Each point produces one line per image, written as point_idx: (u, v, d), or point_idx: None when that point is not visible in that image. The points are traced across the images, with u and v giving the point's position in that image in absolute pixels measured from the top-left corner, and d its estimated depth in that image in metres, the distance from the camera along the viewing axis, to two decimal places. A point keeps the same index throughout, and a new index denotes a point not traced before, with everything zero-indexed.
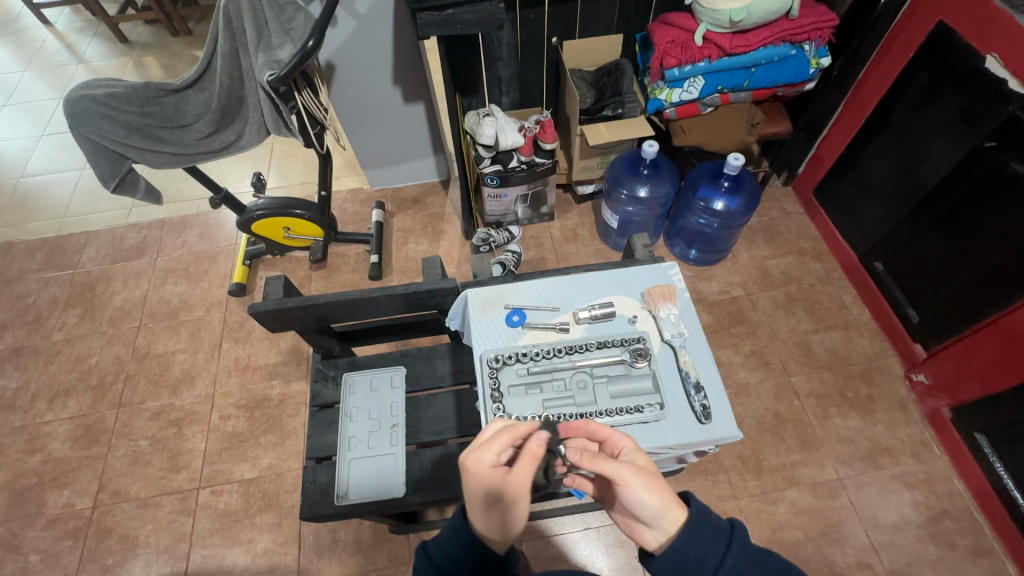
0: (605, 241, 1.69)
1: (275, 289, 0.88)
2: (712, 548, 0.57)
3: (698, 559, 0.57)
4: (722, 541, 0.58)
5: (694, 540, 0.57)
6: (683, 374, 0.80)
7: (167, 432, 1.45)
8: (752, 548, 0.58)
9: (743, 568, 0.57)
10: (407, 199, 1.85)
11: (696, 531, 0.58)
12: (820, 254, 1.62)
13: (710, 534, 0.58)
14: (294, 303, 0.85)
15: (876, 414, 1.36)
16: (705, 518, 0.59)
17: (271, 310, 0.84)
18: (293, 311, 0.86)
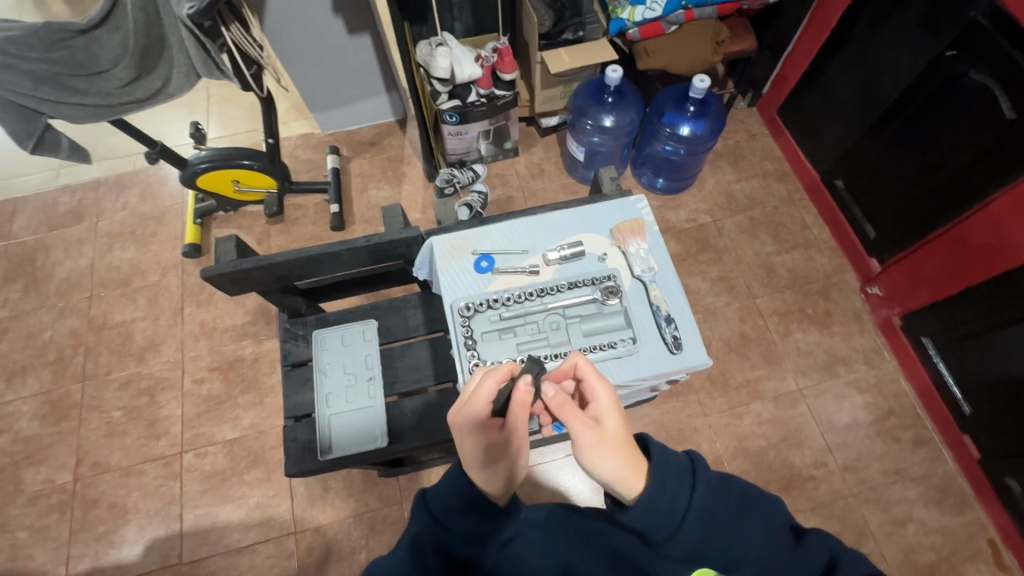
0: (572, 175, 1.65)
1: (227, 251, 0.83)
2: (680, 488, 0.57)
3: (668, 506, 0.57)
4: (687, 478, 0.58)
5: (664, 486, 0.57)
6: (654, 308, 0.81)
7: (139, 401, 1.42)
8: (715, 479, 0.59)
9: (708, 504, 0.57)
10: (363, 141, 1.75)
11: (663, 475, 0.57)
12: (783, 175, 1.64)
13: (676, 474, 0.58)
14: (249, 265, 0.80)
15: (833, 326, 1.43)
16: (668, 460, 0.58)
17: (225, 273, 0.80)
18: (249, 273, 0.82)
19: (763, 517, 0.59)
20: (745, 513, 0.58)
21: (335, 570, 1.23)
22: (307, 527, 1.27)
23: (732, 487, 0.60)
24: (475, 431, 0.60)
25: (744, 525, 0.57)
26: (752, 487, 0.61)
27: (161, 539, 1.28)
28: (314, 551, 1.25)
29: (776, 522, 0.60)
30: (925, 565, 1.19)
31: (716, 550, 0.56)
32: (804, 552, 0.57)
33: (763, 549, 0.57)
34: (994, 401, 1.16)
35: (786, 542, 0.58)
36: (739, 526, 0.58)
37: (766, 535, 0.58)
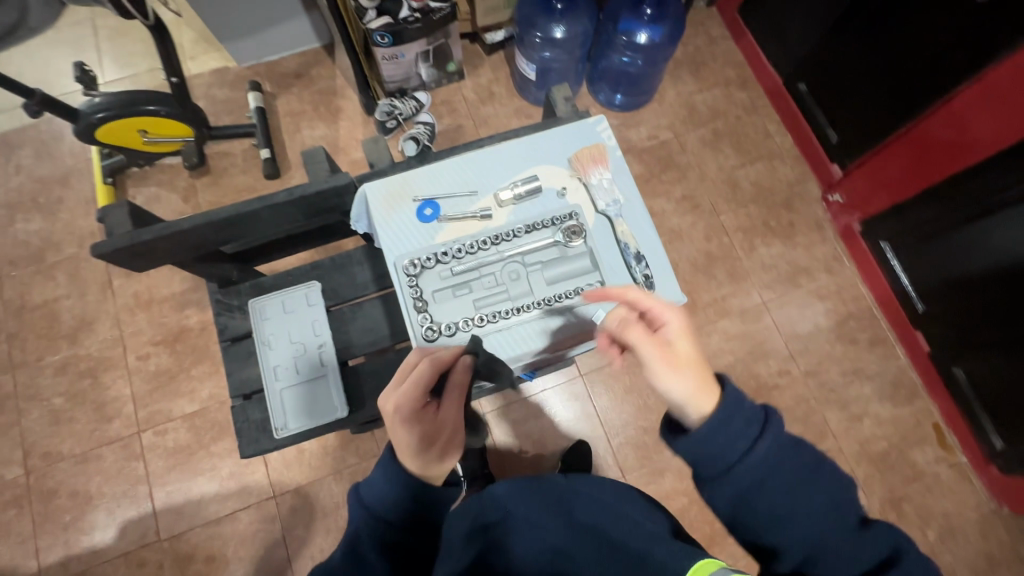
0: (525, 97, 1.52)
1: (120, 221, 0.72)
2: (741, 438, 0.58)
3: (724, 450, 0.58)
4: (755, 429, 0.58)
5: (727, 425, 0.58)
6: (621, 246, 0.76)
7: (82, 385, 1.32)
8: (788, 440, 0.59)
9: (770, 459, 0.58)
10: (287, 74, 1.55)
11: (730, 418, 0.58)
12: (745, 82, 1.55)
13: (744, 422, 0.58)
14: (153, 236, 0.70)
15: (796, 238, 1.43)
16: (740, 408, 0.59)
17: (123, 248, 0.70)
18: (156, 245, 0.72)
19: (826, 486, 0.58)
20: (806, 479, 0.58)
21: (322, 526, 1.23)
22: (286, 489, 1.25)
23: (802, 451, 0.59)
24: (411, 418, 0.60)
25: (807, 491, 0.57)
26: (829, 460, 0.59)
27: (134, 520, 1.24)
28: (298, 511, 1.24)
29: (846, 500, 0.58)
30: (879, 453, 1.28)
31: (762, 501, 0.58)
32: (868, 538, 0.56)
33: (819, 516, 0.57)
34: (946, 299, 1.19)
35: (851, 523, 0.57)
36: (796, 489, 0.57)
37: (826, 506, 0.57)
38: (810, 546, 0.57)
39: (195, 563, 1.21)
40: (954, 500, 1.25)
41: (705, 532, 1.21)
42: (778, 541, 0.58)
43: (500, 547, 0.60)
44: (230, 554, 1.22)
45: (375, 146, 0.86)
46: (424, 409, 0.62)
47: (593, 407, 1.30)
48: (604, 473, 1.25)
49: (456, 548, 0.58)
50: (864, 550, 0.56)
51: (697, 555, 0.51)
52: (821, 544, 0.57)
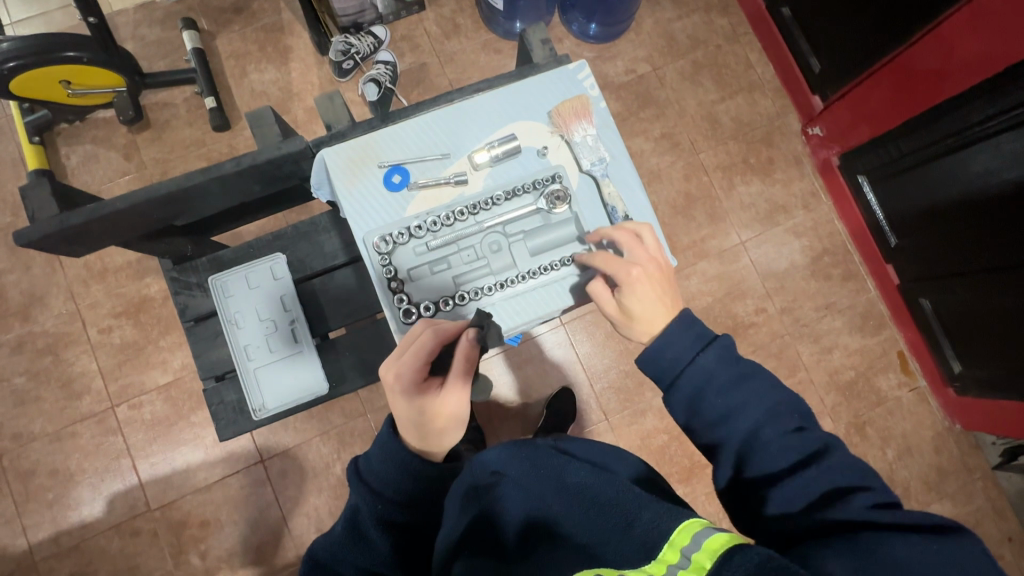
0: (493, 30, 1.40)
1: (45, 204, 0.65)
2: (686, 350, 0.63)
3: (672, 359, 0.63)
4: (701, 344, 0.63)
5: (672, 342, 0.63)
6: (609, 210, 0.73)
7: (43, 362, 1.26)
8: (734, 355, 0.62)
9: (714, 366, 0.61)
10: (224, 8, 1.38)
11: (676, 337, 0.63)
12: (726, 7, 1.46)
13: (693, 337, 0.63)
14: (83, 219, 0.64)
15: (775, 175, 1.41)
16: (689, 327, 0.63)
17: (54, 233, 0.64)
18: (91, 227, 0.66)
19: (766, 389, 0.60)
20: (744, 384, 0.60)
21: (314, 486, 1.25)
22: (274, 453, 1.25)
23: (744, 364, 0.62)
24: (411, 393, 0.61)
25: (745, 388, 0.60)
26: (769, 369, 0.61)
27: (121, 493, 1.23)
28: (288, 472, 1.25)
29: (788, 405, 0.60)
30: (846, 382, 1.35)
31: (707, 404, 0.60)
32: (800, 437, 0.57)
33: (758, 415, 0.59)
34: (915, 231, 1.20)
35: (790, 428, 0.58)
36: (735, 392, 0.60)
37: (768, 411, 0.59)
38: (749, 441, 0.58)
39: (190, 528, 1.22)
40: (912, 420, 1.34)
41: (684, 465, 1.28)
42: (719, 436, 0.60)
43: (491, 512, 0.60)
44: (224, 518, 1.23)
45: (331, 104, 0.78)
46: (427, 387, 0.62)
47: (577, 355, 1.31)
48: (588, 417, 1.29)
49: (451, 515, 0.60)
50: (800, 446, 0.57)
51: (682, 514, 0.49)
52: (755, 441, 0.58)
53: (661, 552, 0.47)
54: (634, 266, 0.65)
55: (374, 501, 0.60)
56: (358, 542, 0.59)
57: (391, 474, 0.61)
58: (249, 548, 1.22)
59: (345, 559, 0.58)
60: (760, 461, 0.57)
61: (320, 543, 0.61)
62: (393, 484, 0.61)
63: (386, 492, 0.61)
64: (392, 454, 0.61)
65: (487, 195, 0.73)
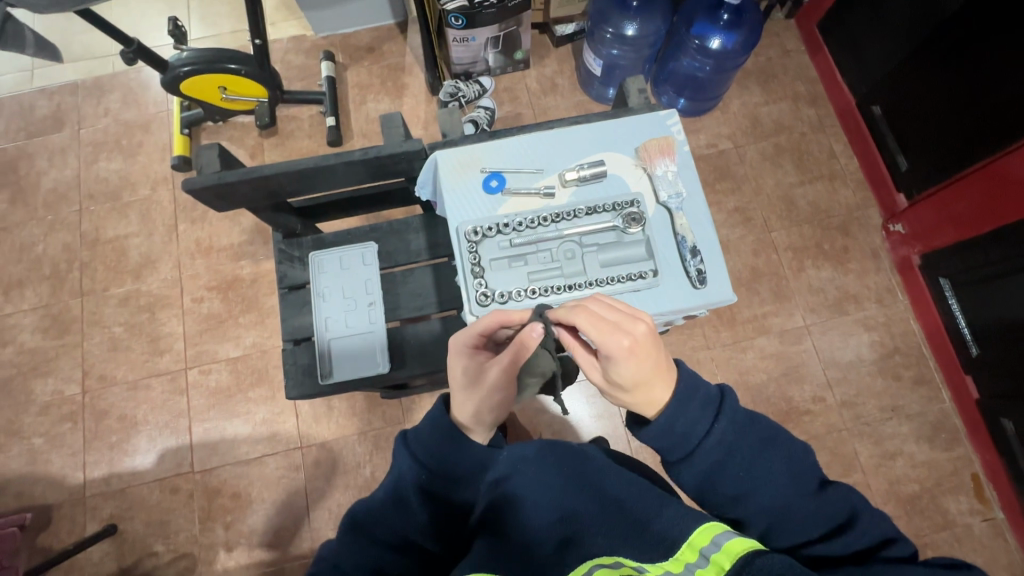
0: (587, 92, 1.52)
1: (210, 160, 0.76)
2: (697, 422, 0.59)
3: (684, 431, 0.59)
4: (709, 413, 0.59)
5: (682, 413, 0.59)
6: (679, 239, 0.77)
7: (140, 318, 1.41)
8: (743, 415, 0.59)
9: (729, 437, 0.58)
10: (360, 47, 1.60)
11: (684, 405, 0.60)
12: (815, 99, 1.51)
13: (700, 405, 0.59)
14: (236, 177, 0.75)
15: (849, 264, 1.39)
16: (691, 394, 0.60)
17: (209, 186, 0.74)
18: (236, 186, 0.76)
19: (786, 463, 0.58)
20: (766, 453, 0.58)
21: (342, 482, 1.29)
22: (313, 442, 1.31)
23: (760, 425, 0.59)
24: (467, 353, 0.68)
25: (765, 459, 0.57)
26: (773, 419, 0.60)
27: (172, 449, 1.32)
28: (321, 464, 1.30)
29: (785, 439, 0.59)
30: (908, 495, 1.24)
31: (725, 482, 0.58)
32: (825, 497, 0.56)
33: (783, 486, 0.57)
34: (1001, 342, 1.13)
35: (809, 488, 0.57)
36: (754, 469, 0.57)
37: (784, 475, 0.57)
38: (775, 517, 0.57)
39: (222, 497, 1.29)
40: (984, 555, 1.19)
41: None
42: (746, 514, 0.58)
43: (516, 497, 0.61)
44: (254, 495, 1.29)
45: (450, 118, 0.87)
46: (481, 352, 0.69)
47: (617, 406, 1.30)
48: None
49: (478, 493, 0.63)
50: (827, 513, 0.56)
51: (702, 516, 0.53)
52: (782, 514, 0.56)
53: (681, 551, 0.51)
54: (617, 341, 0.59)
55: (422, 470, 0.64)
56: (400, 508, 0.62)
57: (439, 445, 0.65)
58: (270, 529, 1.27)
59: (390, 526, 0.60)
60: (787, 538, 0.56)
61: (360, 505, 0.63)
62: (440, 456, 0.65)
63: (431, 464, 0.65)
64: (441, 427, 0.66)
65: (571, 208, 0.79)
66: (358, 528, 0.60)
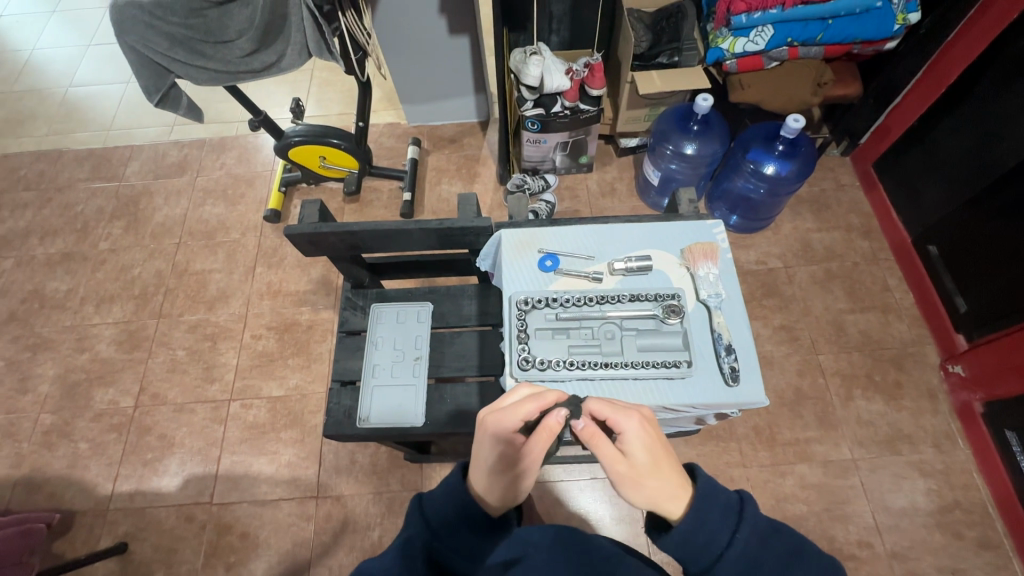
0: (643, 199, 1.63)
1: (310, 214, 0.88)
2: (720, 528, 0.58)
3: (707, 539, 0.58)
4: (731, 520, 0.58)
5: (703, 521, 0.58)
6: (715, 336, 0.79)
7: (202, 345, 1.53)
8: (765, 525, 0.59)
9: (753, 548, 0.57)
10: (444, 138, 1.81)
11: (706, 510, 0.58)
12: (869, 232, 1.54)
13: (721, 512, 0.58)
14: (328, 229, 0.85)
15: (902, 400, 1.32)
16: (712, 499, 0.59)
17: (306, 233, 0.85)
18: (327, 237, 0.87)
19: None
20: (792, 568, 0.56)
21: (348, 542, 1.26)
22: (329, 494, 1.31)
23: (782, 537, 0.58)
24: (498, 437, 0.61)
25: None
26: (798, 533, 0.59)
27: (197, 476, 1.36)
28: (332, 518, 1.29)
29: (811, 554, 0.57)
30: None
31: None
32: None
33: None
34: None
35: None
36: None
37: None
38: None
39: (231, 535, 1.29)
40: None
41: None
42: None
43: None
44: (262, 539, 1.28)
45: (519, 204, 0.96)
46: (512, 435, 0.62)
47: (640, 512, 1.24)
48: None
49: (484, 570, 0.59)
50: None
51: None
52: None
53: None
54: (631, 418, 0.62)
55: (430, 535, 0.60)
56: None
57: (450, 516, 0.60)
58: None
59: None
60: None
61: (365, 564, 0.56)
62: (451, 527, 0.60)
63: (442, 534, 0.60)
64: (458, 495, 0.61)
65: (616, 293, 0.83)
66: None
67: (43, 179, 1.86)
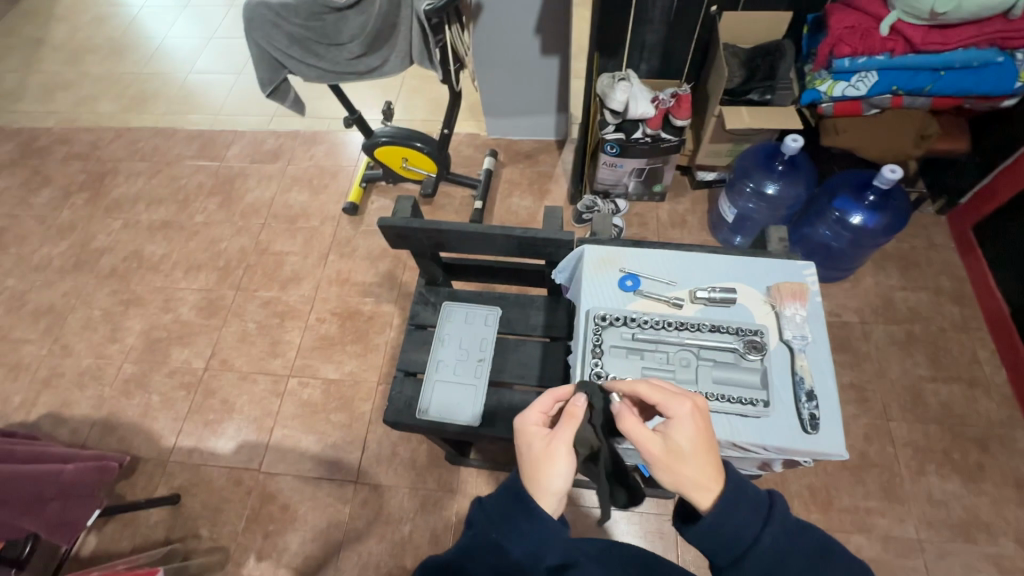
0: (714, 234, 1.60)
1: (403, 209, 0.94)
2: (750, 523, 0.55)
3: (736, 533, 0.55)
4: (761, 516, 0.56)
5: (730, 514, 0.55)
6: (797, 379, 0.76)
7: (271, 321, 1.63)
8: (794, 524, 0.56)
9: (782, 546, 0.55)
10: (520, 152, 1.86)
11: (736, 503, 0.56)
12: (961, 297, 1.43)
13: (752, 507, 0.56)
14: (417, 225, 0.90)
15: (983, 485, 1.21)
16: (743, 492, 0.56)
17: (396, 226, 0.90)
18: (414, 232, 0.91)
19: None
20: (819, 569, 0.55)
21: (379, 531, 1.29)
22: (368, 481, 1.35)
23: (810, 536, 0.56)
24: (523, 431, 0.65)
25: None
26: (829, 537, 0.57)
27: (250, 443, 1.44)
28: (367, 505, 1.32)
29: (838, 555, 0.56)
30: None
31: None
32: None
33: None
34: None
35: None
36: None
37: None
38: None
39: (273, 504, 1.35)
40: None
41: None
42: None
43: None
44: (301, 514, 1.33)
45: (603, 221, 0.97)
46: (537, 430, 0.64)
47: (676, 555, 1.20)
48: None
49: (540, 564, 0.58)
50: None
51: None
52: None
53: None
54: (680, 403, 0.59)
55: (490, 529, 0.58)
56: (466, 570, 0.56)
57: (510, 510, 0.59)
58: (301, 554, 1.28)
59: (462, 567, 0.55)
60: None
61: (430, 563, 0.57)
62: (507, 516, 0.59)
63: (498, 525, 0.59)
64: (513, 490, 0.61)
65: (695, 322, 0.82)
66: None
67: (155, 153, 2.06)
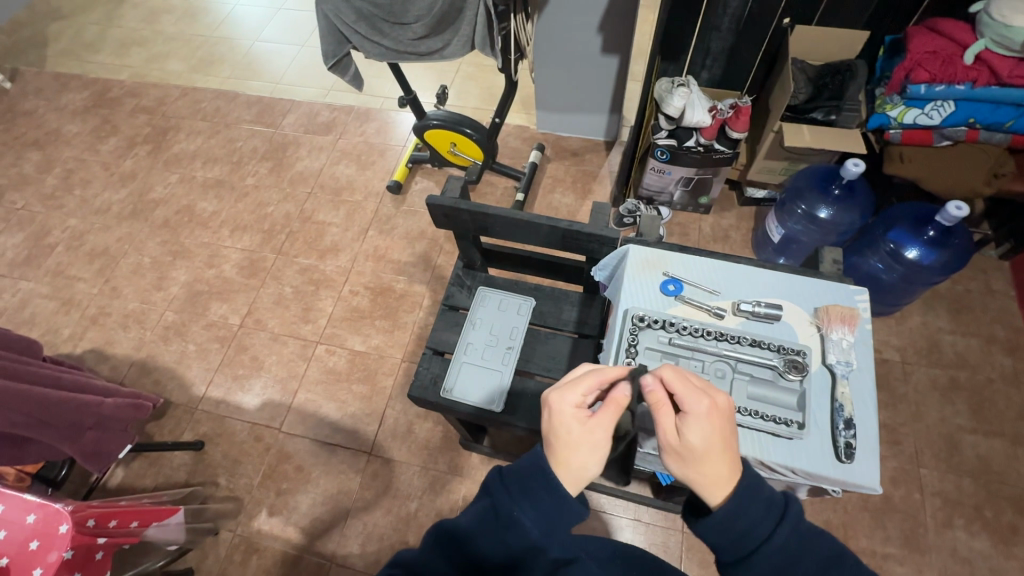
0: (757, 253, 1.55)
1: (452, 189, 0.96)
2: (761, 521, 0.54)
3: (747, 529, 0.54)
4: (773, 515, 0.55)
5: (744, 511, 0.54)
6: (836, 405, 0.74)
7: (306, 288, 1.67)
8: (806, 528, 0.55)
9: (791, 548, 0.54)
10: (568, 149, 1.85)
11: (751, 499, 0.55)
12: (1015, 349, 1.36)
13: (765, 507, 0.55)
14: (464, 207, 0.90)
15: (1014, 548, 1.15)
16: (758, 490, 0.55)
17: (444, 206, 0.91)
18: (460, 213, 0.92)
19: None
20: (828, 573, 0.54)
21: (386, 505, 1.31)
22: (381, 454, 1.38)
23: (821, 543, 0.55)
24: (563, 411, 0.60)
25: None
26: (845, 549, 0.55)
27: (274, 402, 1.48)
28: (378, 478, 1.35)
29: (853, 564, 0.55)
30: None
31: None
32: None
33: None
34: None
35: None
36: None
37: None
38: None
39: (289, 464, 1.39)
40: None
41: None
42: None
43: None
44: (314, 477, 1.37)
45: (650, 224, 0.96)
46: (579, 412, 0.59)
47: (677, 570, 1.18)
48: None
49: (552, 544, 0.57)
50: None
51: None
52: None
53: None
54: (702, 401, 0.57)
55: (512, 505, 0.56)
56: (480, 538, 0.55)
57: (532, 485, 0.57)
58: (310, 515, 1.32)
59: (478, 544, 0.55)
60: None
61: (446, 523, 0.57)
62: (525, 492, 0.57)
63: (516, 496, 0.57)
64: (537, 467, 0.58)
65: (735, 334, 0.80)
66: (450, 546, 0.55)
67: (216, 114, 2.14)
